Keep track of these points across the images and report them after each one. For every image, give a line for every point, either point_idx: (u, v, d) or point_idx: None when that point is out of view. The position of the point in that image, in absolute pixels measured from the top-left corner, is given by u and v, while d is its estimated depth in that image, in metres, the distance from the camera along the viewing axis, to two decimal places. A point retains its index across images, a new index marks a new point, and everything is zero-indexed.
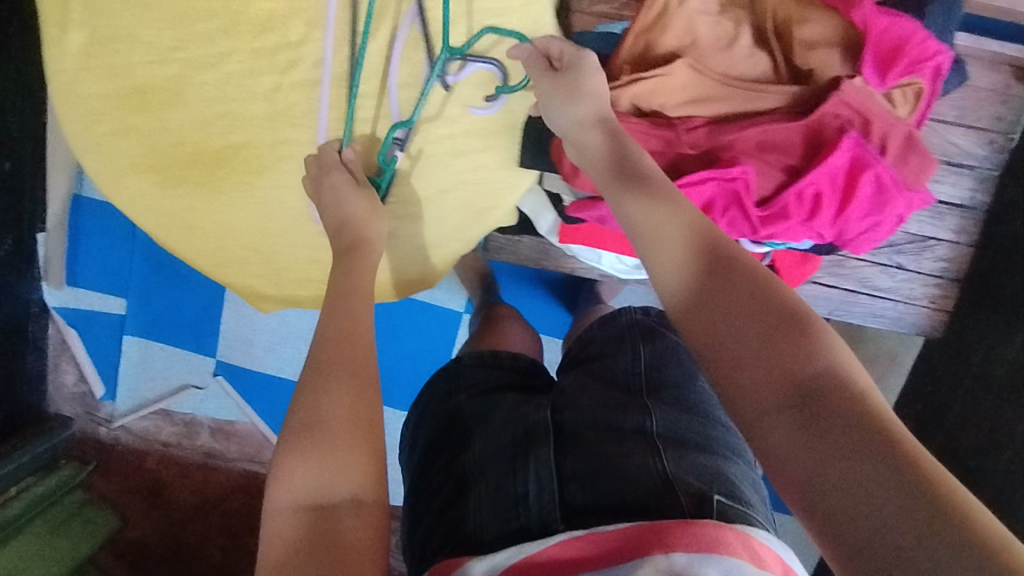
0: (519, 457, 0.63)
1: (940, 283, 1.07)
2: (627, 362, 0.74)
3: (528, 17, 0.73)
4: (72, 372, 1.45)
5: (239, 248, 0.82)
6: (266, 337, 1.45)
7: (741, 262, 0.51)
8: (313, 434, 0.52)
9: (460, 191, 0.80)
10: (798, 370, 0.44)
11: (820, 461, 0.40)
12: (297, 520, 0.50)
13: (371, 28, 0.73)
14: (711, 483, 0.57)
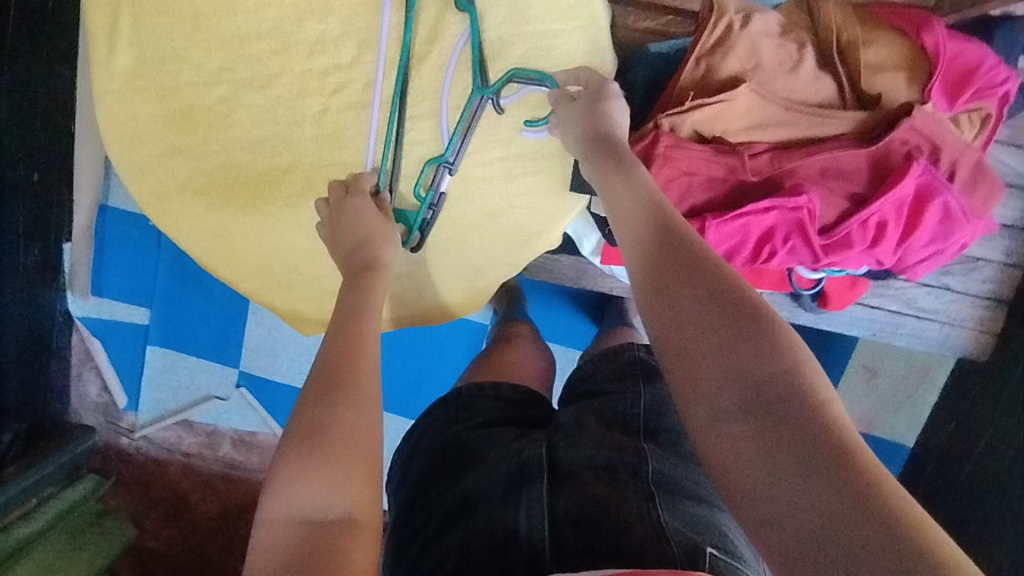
0: (512, 492, 0.63)
1: (988, 305, 1.05)
2: (627, 403, 0.75)
3: (584, 40, 0.72)
4: (95, 382, 1.44)
5: (281, 269, 0.81)
6: (291, 348, 1.41)
7: (707, 261, 0.50)
8: (312, 445, 0.51)
9: (509, 215, 0.78)
10: (757, 378, 0.44)
11: (769, 472, 0.40)
12: (286, 533, 0.48)
13: (422, 51, 0.72)
14: (704, 535, 0.58)
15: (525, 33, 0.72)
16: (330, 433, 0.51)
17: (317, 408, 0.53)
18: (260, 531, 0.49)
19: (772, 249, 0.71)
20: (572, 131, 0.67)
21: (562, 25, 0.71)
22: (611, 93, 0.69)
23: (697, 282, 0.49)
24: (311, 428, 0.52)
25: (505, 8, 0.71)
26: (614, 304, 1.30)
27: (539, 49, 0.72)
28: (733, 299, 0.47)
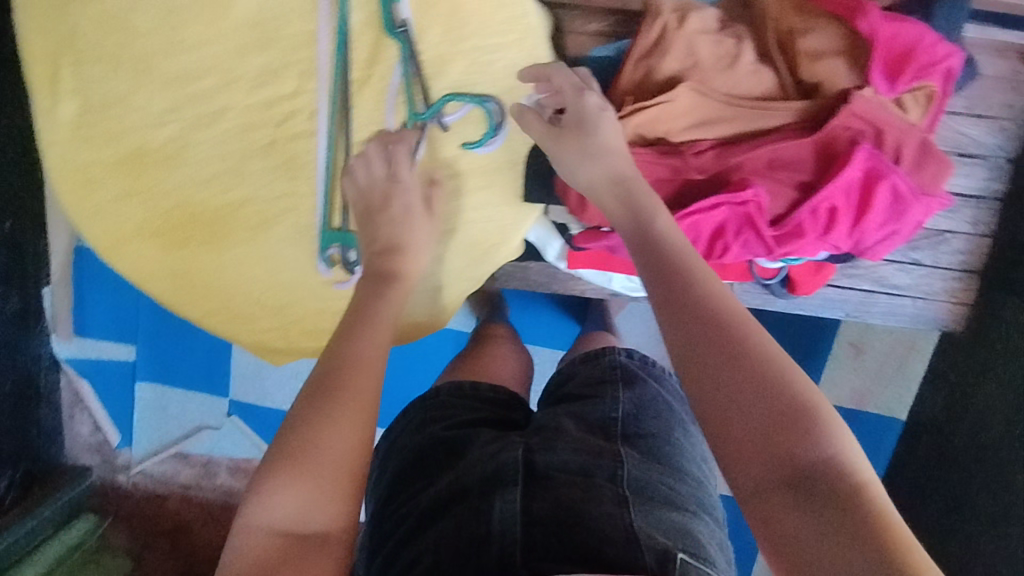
0: (483, 498, 0.61)
1: (960, 276, 1.05)
2: (605, 408, 0.76)
3: (524, 52, 0.72)
4: (87, 423, 1.44)
5: (245, 303, 0.81)
6: (278, 374, 1.41)
7: (735, 321, 0.50)
8: (299, 457, 0.50)
9: (465, 231, 0.77)
10: (792, 447, 0.45)
11: (808, 538, 0.42)
12: (267, 542, 0.49)
13: (364, 76, 0.72)
14: (677, 540, 0.59)
15: (465, 49, 0.72)
16: (316, 445, 0.50)
17: (307, 417, 0.52)
18: (240, 536, 0.50)
19: (725, 245, 0.72)
20: (584, 172, 0.66)
21: (500, 39, 0.72)
22: (592, 109, 0.67)
23: (727, 345, 0.49)
24: (297, 440, 0.51)
25: (443, 27, 0.71)
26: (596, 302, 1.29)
27: (480, 64, 0.72)
28: (764, 365, 0.48)
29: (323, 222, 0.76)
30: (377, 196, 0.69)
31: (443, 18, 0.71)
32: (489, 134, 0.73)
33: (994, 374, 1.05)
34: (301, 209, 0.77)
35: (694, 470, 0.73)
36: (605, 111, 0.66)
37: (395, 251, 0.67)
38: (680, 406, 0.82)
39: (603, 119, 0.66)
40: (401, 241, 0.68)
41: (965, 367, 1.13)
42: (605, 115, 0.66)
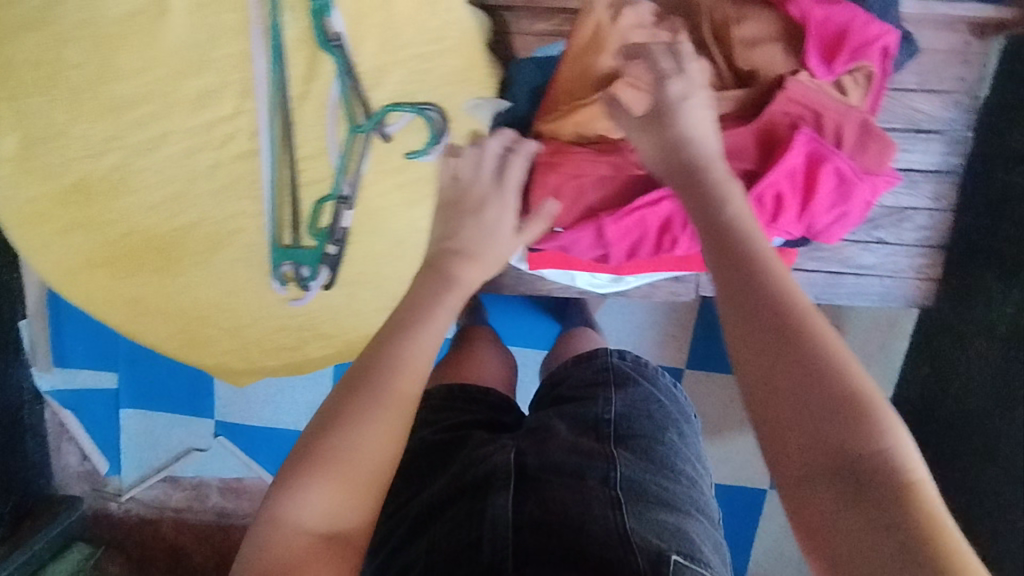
0: (475, 499, 0.62)
1: (925, 252, 1.04)
2: (598, 408, 0.73)
3: (460, 59, 0.72)
4: (75, 453, 1.44)
5: (203, 326, 0.81)
6: (262, 392, 1.41)
7: (792, 299, 0.42)
8: (337, 455, 0.44)
9: (416, 241, 0.78)
10: (847, 449, 0.37)
11: (854, 557, 0.35)
12: (301, 546, 0.42)
13: (301, 93, 0.72)
14: (670, 542, 0.57)
15: (400, 58, 0.72)
16: (360, 444, 0.45)
17: (353, 411, 0.46)
18: (268, 533, 0.43)
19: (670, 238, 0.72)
20: (657, 163, 0.56)
21: (435, 47, 0.72)
22: (674, 98, 0.57)
23: (781, 322, 0.41)
24: (337, 436, 0.45)
25: (376, 37, 0.71)
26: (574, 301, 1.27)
27: (417, 72, 0.72)
28: (822, 349, 0.40)
29: (272, 239, 0.76)
30: (465, 197, 0.63)
31: (376, 29, 0.71)
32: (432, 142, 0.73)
33: (965, 347, 1.05)
34: (250, 229, 0.77)
35: (691, 471, 0.70)
36: (693, 95, 0.57)
37: (454, 251, 0.58)
38: (673, 405, 0.79)
39: (691, 108, 0.57)
40: (467, 245, 0.59)
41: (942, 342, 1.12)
42: (693, 105, 0.56)
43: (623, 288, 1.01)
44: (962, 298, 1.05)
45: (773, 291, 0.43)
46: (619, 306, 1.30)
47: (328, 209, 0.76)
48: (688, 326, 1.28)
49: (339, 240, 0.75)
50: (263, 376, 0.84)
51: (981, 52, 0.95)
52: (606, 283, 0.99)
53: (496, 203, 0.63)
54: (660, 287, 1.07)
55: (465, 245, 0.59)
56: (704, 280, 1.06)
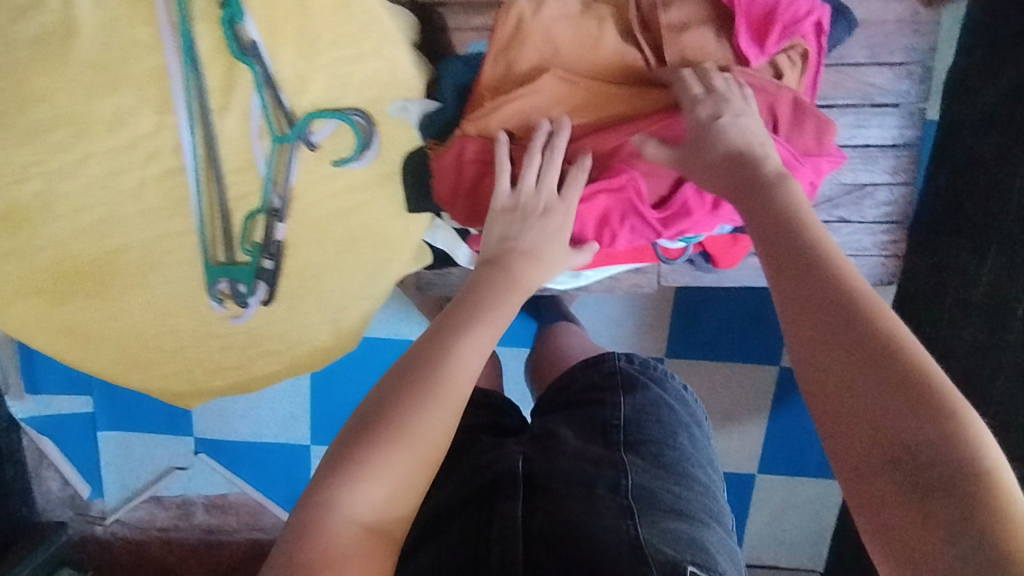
0: (484, 507, 0.62)
1: (888, 228, 1.02)
2: (604, 414, 0.72)
3: (382, 60, 0.70)
4: (56, 478, 1.41)
5: (145, 350, 0.79)
6: (240, 407, 1.38)
7: (855, 287, 0.45)
8: (394, 444, 0.48)
9: (354, 250, 0.77)
10: (909, 430, 0.39)
11: (918, 532, 0.37)
12: (348, 534, 0.45)
13: (220, 106, 0.70)
14: (686, 552, 0.57)
15: (321, 64, 0.69)
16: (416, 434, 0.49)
17: (410, 402, 0.51)
18: (310, 522, 0.45)
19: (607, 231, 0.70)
20: (710, 185, 0.60)
21: (356, 49, 0.69)
22: (708, 118, 0.61)
23: (840, 311, 0.44)
24: (388, 424, 0.49)
25: (294, 43, 0.68)
26: (548, 296, 1.24)
27: (339, 77, 0.70)
28: (882, 336, 0.42)
29: (205, 257, 0.74)
30: (532, 204, 0.66)
31: (292, 34, 0.68)
32: (358, 148, 0.72)
33: (937, 322, 1.01)
34: (183, 248, 0.75)
35: (705, 475, 0.69)
36: (745, 115, 0.60)
37: (520, 252, 0.66)
38: (682, 408, 0.77)
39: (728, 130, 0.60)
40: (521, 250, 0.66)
41: (908, 318, 1.10)
42: (739, 122, 0.60)
43: (582, 284, 0.99)
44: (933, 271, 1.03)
45: (835, 281, 0.45)
46: (593, 299, 1.27)
47: (260, 223, 0.74)
48: (666, 314, 1.26)
49: (273, 254, 0.74)
50: (212, 397, 0.82)
51: (931, 20, 0.91)
52: (562, 279, 0.97)
53: (560, 215, 0.66)
54: (622, 280, 1.05)
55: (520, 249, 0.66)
56: (664, 271, 1.03)
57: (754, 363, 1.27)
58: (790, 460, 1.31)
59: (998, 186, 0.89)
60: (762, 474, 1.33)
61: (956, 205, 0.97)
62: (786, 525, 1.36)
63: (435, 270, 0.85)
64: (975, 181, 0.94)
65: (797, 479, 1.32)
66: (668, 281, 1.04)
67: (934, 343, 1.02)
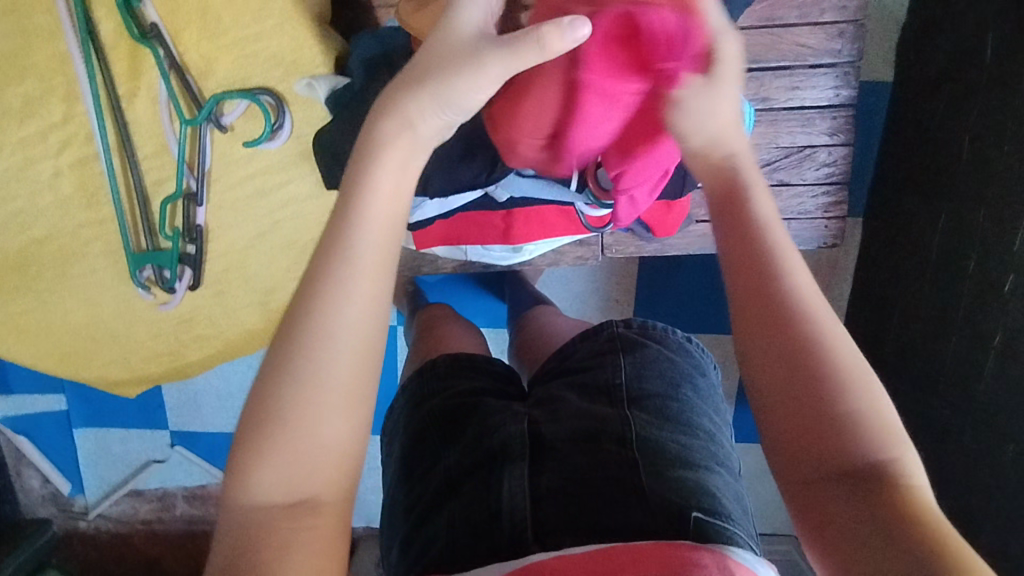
0: (493, 471, 0.64)
1: (830, 190, 1.00)
2: (607, 374, 0.71)
3: (287, 38, 0.70)
4: (37, 476, 1.43)
5: (81, 342, 0.79)
6: (211, 397, 1.38)
7: (796, 308, 0.43)
8: (291, 406, 0.41)
9: (279, 231, 0.77)
10: (836, 454, 0.40)
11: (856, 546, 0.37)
12: (267, 520, 0.40)
13: (129, 92, 0.70)
14: (692, 499, 0.59)
15: (226, 44, 0.69)
16: (316, 394, 0.41)
17: (291, 357, 0.41)
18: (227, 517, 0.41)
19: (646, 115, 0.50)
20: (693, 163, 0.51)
21: (259, 28, 0.69)
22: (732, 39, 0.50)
23: (780, 338, 0.42)
24: (278, 391, 0.41)
25: (197, 25, 0.68)
26: (511, 274, 1.23)
27: (244, 57, 0.70)
28: (812, 361, 0.41)
29: (126, 246, 0.74)
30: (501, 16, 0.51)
31: (195, 15, 0.68)
32: (268, 127, 0.70)
33: (890, 282, 1.01)
34: (105, 236, 0.75)
35: (711, 422, 0.70)
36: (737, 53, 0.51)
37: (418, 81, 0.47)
38: (685, 360, 0.75)
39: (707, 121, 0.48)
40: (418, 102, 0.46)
41: (866, 280, 1.09)
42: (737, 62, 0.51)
43: (525, 258, 0.99)
44: (885, 231, 1.03)
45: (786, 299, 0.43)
46: (558, 274, 1.27)
47: (178, 207, 0.74)
48: (630, 288, 1.26)
49: (196, 239, 0.74)
50: (150, 384, 0.83)
51: None
52: (500, 254, 0.97)
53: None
54: (567, 253, 1.04)
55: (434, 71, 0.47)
56: (608, 241, 1.03)
57: (716, 334, 1.28)
58: None
59: (939, 143, 0.89)
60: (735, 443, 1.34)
61: (907, 165, 0.97)
62: (762, 493, 1.37)
63: None
64: (920, 140, 0.94)
65: None
66: (613, 252, 1.04)
67: (885, 303, 1.02)
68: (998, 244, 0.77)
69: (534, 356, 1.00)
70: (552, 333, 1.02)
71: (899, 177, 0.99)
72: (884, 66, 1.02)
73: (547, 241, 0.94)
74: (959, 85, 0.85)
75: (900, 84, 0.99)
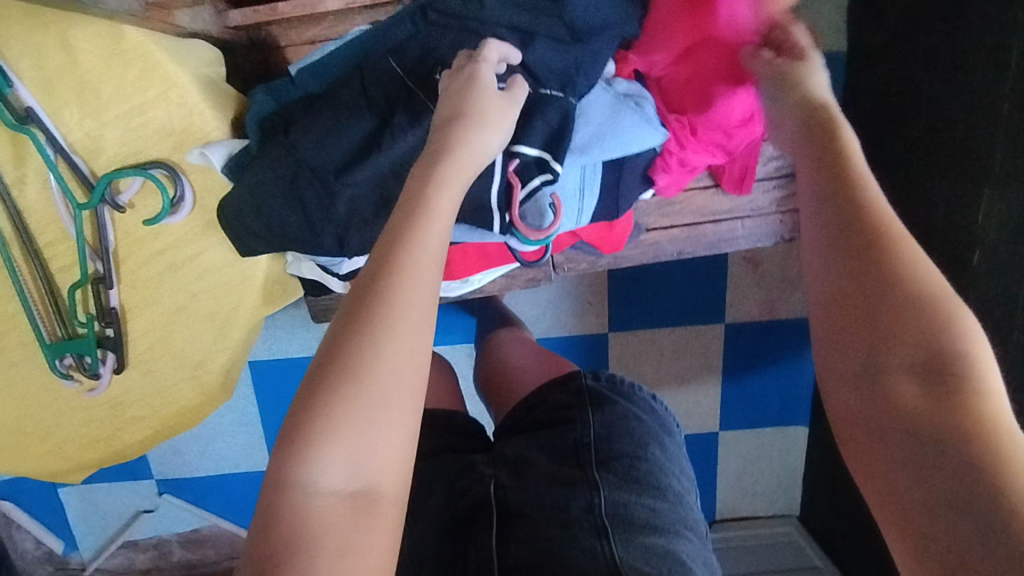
0: (461, 543, 0.62)
1: (782, 182, 0.94)
2: (574, 433, 0.68)
3: (173, 107, 0.66)
4: (30, 537, 1.37)
5: (17, 434, 0.76)
6: (192, 442, 1.32)
7: (891, 251, 0.41)
8: (353, 390, 0.41)
9: (198, 303, 0.73)
10: (899, 384, 0.37)
11: (911, 493, 0.34)
12: (326, 509, 0.40)
13: (17, 181, 0.66)
14: (661, 567, 0.57)
15: (111, 119, 0.65)
16: (386, 381, 0.42)
17: (362, 356, 0.42)
18: (284, 494, 0.40)
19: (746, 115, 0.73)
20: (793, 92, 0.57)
21: (140, 98, 0.65)
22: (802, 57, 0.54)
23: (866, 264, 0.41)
24: (346, 370, 0.42)
25: (75, 102, 0.64)
26: None
27: (132, 130, 0.66)
28: (900, 317, 0.38)
29: (39, 338, 0.71)
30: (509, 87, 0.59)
31: (71, 93, 0.64)
32: (167, 200, 0.67)
33: None
34: (22, 326, 0.71)
35: (682, 479, 0.67)
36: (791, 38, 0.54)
37: (459, 118, 0.55)
38: (653, 420, 0.71)
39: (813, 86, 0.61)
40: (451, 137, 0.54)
41: None
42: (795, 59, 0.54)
43: (475, 287, 0.93)
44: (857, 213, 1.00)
45: (873, 226, 0.42)
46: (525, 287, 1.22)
47: (89, 292, 0.71)
48: (603, 290, 1.20)
49: (112, 322, 0.70)
50: (95, 467, 0.80)
51: None
52: (446, 289, 0.91)
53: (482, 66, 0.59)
54: (518, 276, 0.99)
55: (467, 111, 0.55)
56: (559, 261, 0.98)
57: (698, 324, 1.23)
58: (750, 413, 1.29)
59: (901, 121, 0.88)
60: (725, 432, 1.31)
61: (869, 145, 0.96)
62: (758, 478, 1.34)
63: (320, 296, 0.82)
64: (877, 120, 0.94)
65: (760, 430, 1.30)
66: (564, 270, 0.98)
67: None
68: (967, 230, 0.77)
69: (500, 388, 0.96)
70: (516, 362, 0.97)
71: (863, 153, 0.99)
72: (839, 35, 0.99)
73: (495, 269, 0.90)
74: (910, 54, 0.85)
75: (861, 55, 0.96)
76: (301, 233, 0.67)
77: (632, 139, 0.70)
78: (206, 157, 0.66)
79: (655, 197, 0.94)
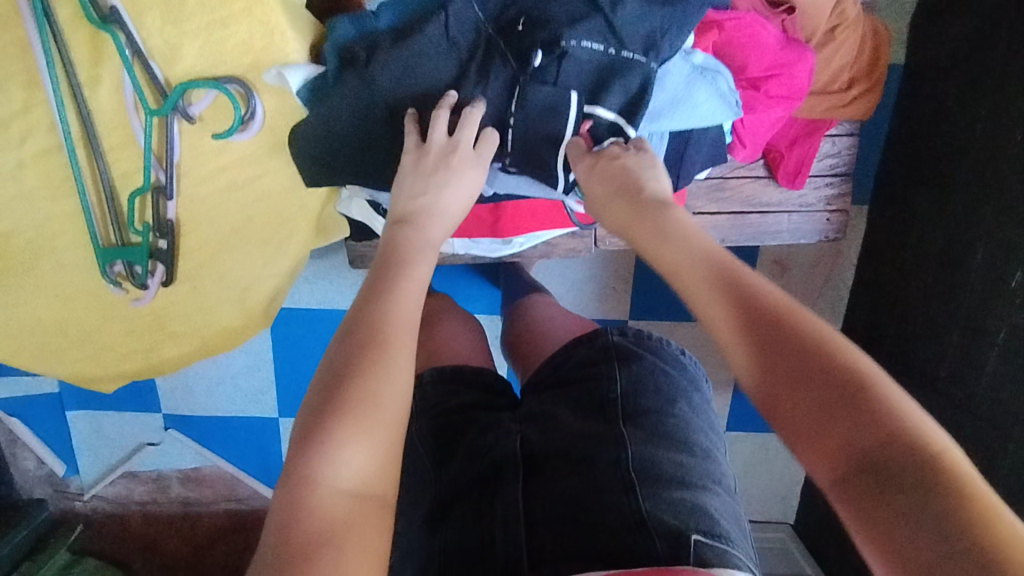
0: (486, 495, 0.62)
1: (833, 182, 0.94)
2: (603, 389, 0.69)
3: (255, 23, 0.65)
4: (31, 457, 1.36)
5: (57, 335, 0.77)
6: (204, 381, 1.32)
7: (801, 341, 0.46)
8: (359, 408, 0.46)
9: (251, 228, 0.75)
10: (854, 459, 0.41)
11: (898, 535, 0.37)
12: (333, 503, 0.43)
13: (90, 81, 0.66)
14: (690, 520, 0.55)
15: (192, 29, 0.65)
16: (385, 402, 0.47)
17: (362, 388, 0.47)
18: (288, 504, 0.43)
19: (771, 66, 0.77)
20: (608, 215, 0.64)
21: (223, 12, 0.65)
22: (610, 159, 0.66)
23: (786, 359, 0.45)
24: (353, 399, 0.46)
25: (159, 9, 0.64)
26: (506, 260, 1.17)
27: (212, 44, 0.66)
28: (827, 403, 0.43)
29: (94, 240, 0.71)
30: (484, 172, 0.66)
31: None
32: (238, 116, 0.67)
33: (912, 270, 0.97)
34: (76, 228, 0.72)
35: (708, 438, 0.66)
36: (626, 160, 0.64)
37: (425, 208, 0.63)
38: (681, 375, 0.72)
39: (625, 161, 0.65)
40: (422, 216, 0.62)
41: (876, 269, 1.06)
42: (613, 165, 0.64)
43: (516, 250, 0.93)
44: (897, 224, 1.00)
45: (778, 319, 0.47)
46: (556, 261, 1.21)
47: (148, 202, 0.71)
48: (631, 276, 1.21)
49: (167, 235, 0.71)
50: (125, 380, 0.81)
51: None
52: (487, 249, 0.91)
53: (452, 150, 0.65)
54: (558, 245, 0.98)
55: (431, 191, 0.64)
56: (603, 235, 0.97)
57: None
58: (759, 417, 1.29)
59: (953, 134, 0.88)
60: (732, 433, 1.31)
61: (918, 158, 0.96)
62: (756, 482, 1.35)
63: (362, 240, 0.82)
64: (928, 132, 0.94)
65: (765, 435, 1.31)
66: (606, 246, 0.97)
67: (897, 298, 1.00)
68: (1013, 246, 0.78)
69: (526, 354, 0.96)
70: (546, 327, 0.97)
71: (909, 165, 0.98)
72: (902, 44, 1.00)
73: (538, 234, 0.90)
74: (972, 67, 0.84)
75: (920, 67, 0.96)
76: (378, 172, 0.70)
77: (704, 113, 0.70)
78: (282, 77, 0.66)
79: (708, 180, 0.93)
